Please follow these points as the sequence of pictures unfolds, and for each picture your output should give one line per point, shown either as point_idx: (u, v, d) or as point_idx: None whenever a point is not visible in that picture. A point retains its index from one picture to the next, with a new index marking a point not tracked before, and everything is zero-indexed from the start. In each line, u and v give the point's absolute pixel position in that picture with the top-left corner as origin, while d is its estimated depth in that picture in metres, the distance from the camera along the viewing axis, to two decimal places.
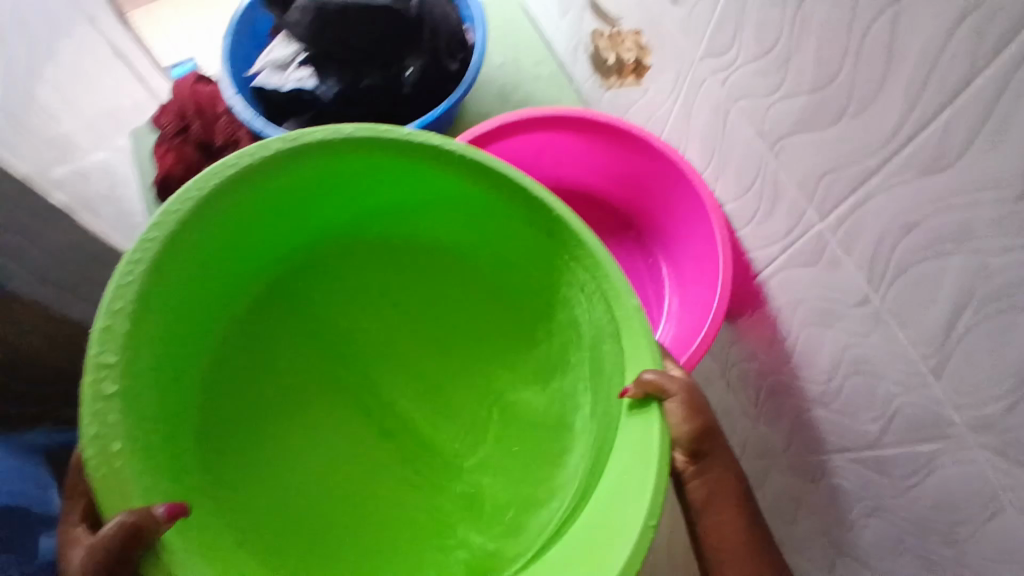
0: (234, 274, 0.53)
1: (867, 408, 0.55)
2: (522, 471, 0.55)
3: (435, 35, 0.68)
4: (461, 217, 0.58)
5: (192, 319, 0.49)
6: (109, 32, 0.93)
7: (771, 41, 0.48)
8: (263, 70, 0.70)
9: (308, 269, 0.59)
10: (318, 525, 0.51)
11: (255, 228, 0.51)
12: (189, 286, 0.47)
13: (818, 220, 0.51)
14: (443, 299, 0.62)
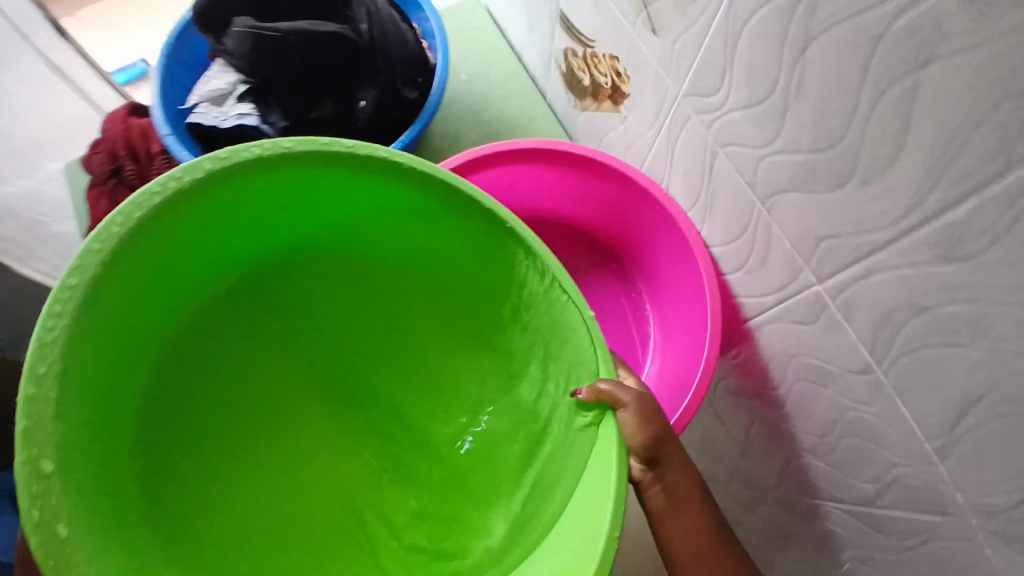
0: (169, 302, 0.51)
1: (864, 469, 0.53)
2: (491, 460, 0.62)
3: (390, 62, 0.61)
4: (409, 223, 0.57)
5: (125, 356, 0.48)
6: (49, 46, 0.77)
7: (763, 92, 0.43)
8: (199, 103, 0.62)
9: (256, 283, 0.60)
10: (300, 523, 0.58)
11: (189, 252, 0.50)
12: (118, 324, 0.46)
13: (816, 282, 0.47)
14: (403, 303, 0.65)
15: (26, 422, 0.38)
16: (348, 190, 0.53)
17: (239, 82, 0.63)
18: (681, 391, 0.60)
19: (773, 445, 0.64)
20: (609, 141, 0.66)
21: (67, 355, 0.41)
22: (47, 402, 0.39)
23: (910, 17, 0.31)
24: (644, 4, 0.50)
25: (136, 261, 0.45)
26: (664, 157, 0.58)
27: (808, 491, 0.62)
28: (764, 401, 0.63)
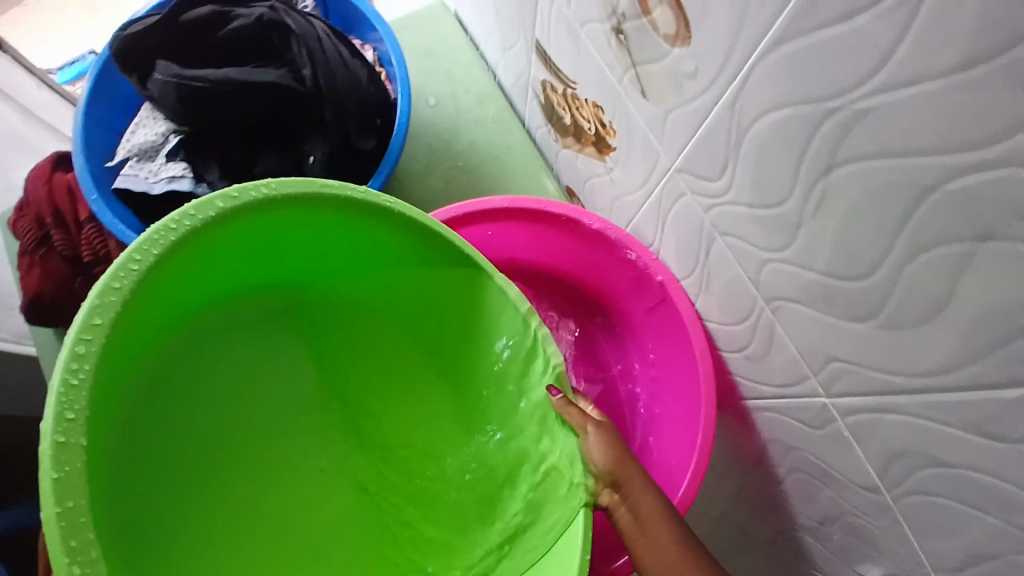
0: (146, 349, 0.38)
1: (865, 565, 0.49)
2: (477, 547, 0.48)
3: (340, 110, 0.52)
4: (400, 275, 0.47)
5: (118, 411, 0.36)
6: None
7: (773, 197, 0.36)
8: (129, 159, 0.55)
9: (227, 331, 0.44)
10: None
11: (177, 291, 0.38)
12: (110, 378, 0.35)
13: (823, 394, 0.42)
14: (384, 363, 0.51)
15: (59, 472, 0.30)
16: (343, 235, 0.44)
17: (171, 132, 0.54)
18: (668, 481, 0.53)
19: (763, 515, 0.60)
20: (593, 186, 0.58)
21: (94, 399, 0.32)
22: (80, 454, 0.31)
23: (973, 181, 0.25)
24: (632, 63, 0.42)
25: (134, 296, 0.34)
26: (654, 219, 0.51)
27: (800, 562, 0.59)
28: (753, 475, 0.58)
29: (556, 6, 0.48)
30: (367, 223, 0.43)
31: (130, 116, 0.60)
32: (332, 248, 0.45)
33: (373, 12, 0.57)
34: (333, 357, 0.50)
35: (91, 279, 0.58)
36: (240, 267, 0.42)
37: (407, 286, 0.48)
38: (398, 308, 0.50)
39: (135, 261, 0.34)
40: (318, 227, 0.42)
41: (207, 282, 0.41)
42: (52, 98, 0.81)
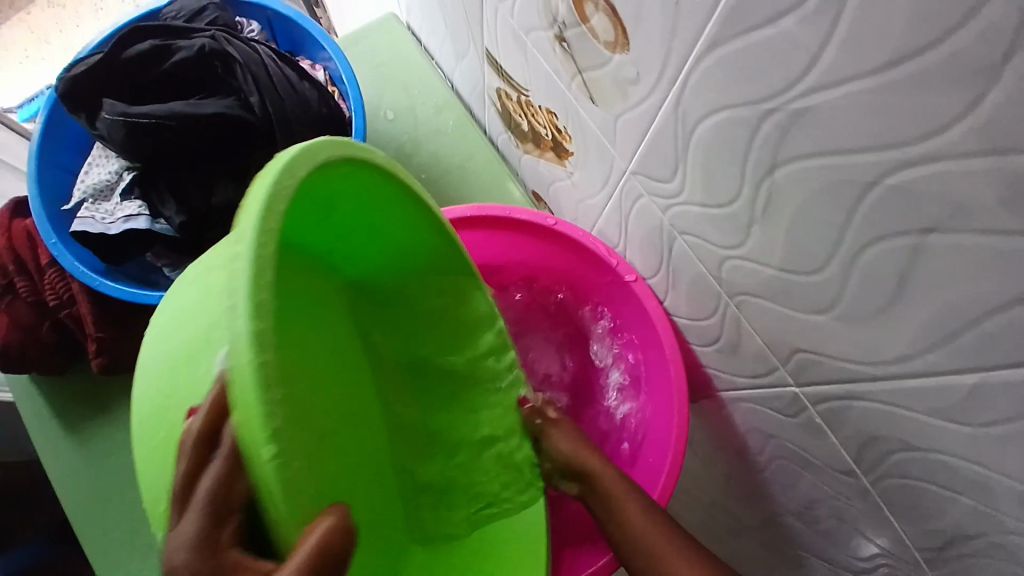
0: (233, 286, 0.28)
1: (852, 546, 0.50)
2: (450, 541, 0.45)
3: (290, 134, 0.52)
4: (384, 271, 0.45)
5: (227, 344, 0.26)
6: None
7: (726, 197, 0.36)
8: (84, 201, 0.54)
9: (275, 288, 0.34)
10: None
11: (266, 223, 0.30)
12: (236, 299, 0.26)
13: (793, 384, 0.42)
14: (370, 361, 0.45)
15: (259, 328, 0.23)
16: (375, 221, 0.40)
17: (125, 169, 0.55)
18: (646, 474, 0.53)
19: (751, 502, 0.60)
20: (557, 189, 0.58)
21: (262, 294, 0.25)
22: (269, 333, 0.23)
23: (910, 177, 0.25)
24: (578, 70, 0.41)
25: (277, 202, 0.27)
26: (617, 222, 0.51)
27: (790, 547, 0.59)
28: (737, 466, 0.59)
29: (500, 16, 0.47)
30: (402, 219, 0.41)
31: (81, 154, 0.59)
32: (352, 228, 0.40)
33: (319, 32, 0.57)
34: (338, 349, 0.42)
35: (58, 323, 0.57)
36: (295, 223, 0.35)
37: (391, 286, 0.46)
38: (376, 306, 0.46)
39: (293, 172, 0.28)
40: (361, 209, 0.38)
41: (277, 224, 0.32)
42: (12, 137, 0.80)
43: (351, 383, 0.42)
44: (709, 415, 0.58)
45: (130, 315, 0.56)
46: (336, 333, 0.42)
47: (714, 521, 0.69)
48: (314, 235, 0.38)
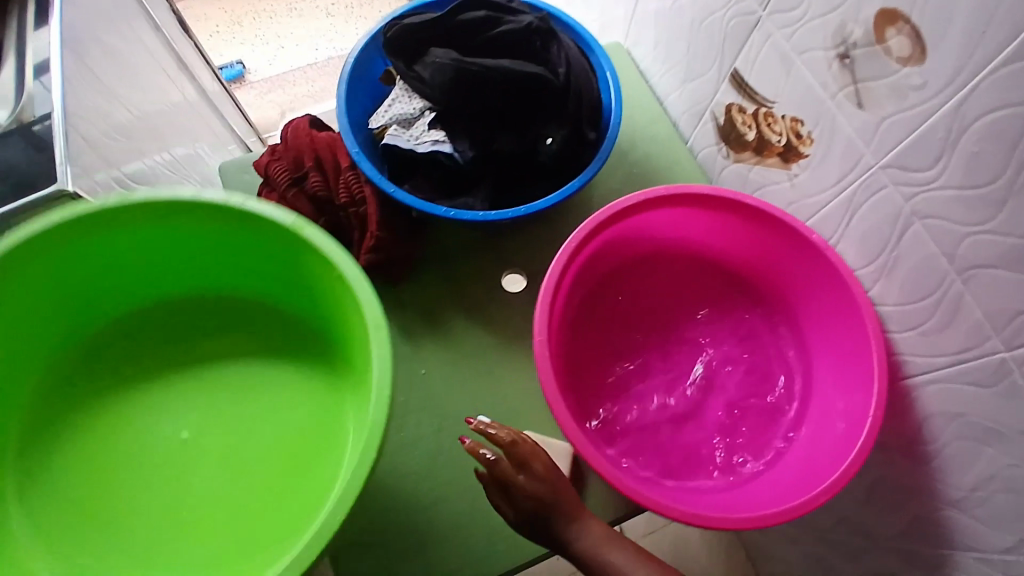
0: (111, 267, 0.60)
1: (1014, 522, 0.54)
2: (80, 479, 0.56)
3: (579, 104, 0.65)
4: (316, 294, 0.60)
5: (91, 255, 0.57)
6: (177, 46, 0.94)
7: (985, 178, 0.48)
8: (390, 125, 0.67)
9: (113, 254, 0.58)
10: (84, 498, 0.56)
11: (154, 225, 0.57)
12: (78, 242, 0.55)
13: (1004, 350, 0.51)
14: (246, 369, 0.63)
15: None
16: (267, 237, 0.57)
17: (426, 109, 0.67)
18: (812, 477, 0.58)
19: (900, 499, 0.66)
20: (766, 193, 0.70)
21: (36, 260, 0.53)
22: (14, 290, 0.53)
23: None
24: (854, 81, 0.54)
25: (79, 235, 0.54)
26: (841, 214, 0.61)
27: (939, 545, 0.63)
28: (898, 451, 0.64)
29: (771, 39, 0.61)
30: (281, 230, 0.55)
31: (372, 98, 0.73)
32: (211, 233, 0.59)
33: (588, 36, 0.69)
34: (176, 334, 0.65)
35: (335, 220, 0.67)
36: (143, 237, 0.58)
37: (323, 309, 0.62)
38: (314, 324, 0.64)
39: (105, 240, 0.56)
40: (202, 231, 0.59)
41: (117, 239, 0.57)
42: (223, 98, 1.08)
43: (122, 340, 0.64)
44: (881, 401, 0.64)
45: (400, 227, 0.67)
46: (227, 293, 0.66)
47: (853, 527, 0.75)
48: (136, 247, 0.59)
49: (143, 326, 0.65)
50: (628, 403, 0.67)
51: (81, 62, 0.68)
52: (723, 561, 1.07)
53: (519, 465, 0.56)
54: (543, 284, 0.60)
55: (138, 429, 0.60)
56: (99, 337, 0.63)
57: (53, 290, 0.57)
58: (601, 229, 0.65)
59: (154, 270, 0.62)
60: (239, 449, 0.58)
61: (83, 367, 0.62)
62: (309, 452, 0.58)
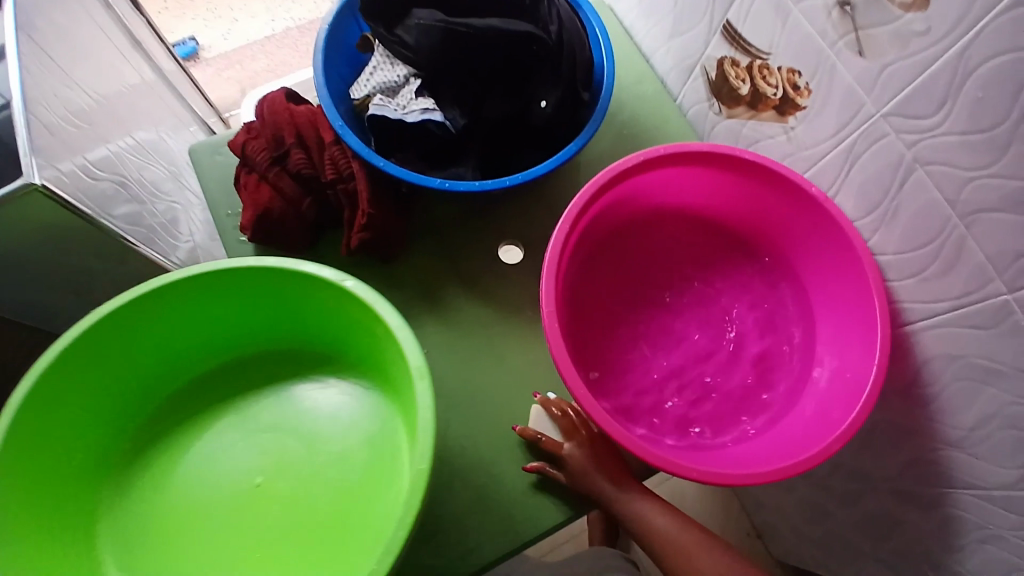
0: (164, 344, 0.65)
1: (1014, 457, 0.56)
2: (161, 546, 0.61)
3: (573, 64, 0.62)
4: (355, 335, 0.65)
5: (143, 337, 0.62)
6: (126, 20, 0.87)
7: (988, 122, 0.47)
8: (374, 94, 0.63)
9: (160, 336, 0.63)
10: (174, 554, 0.61)
11: (198, 298, 0.62)
12: (126, 329, 0.59)
13: (1006, 291, 0.51)
14: (297, 414, 0.68)
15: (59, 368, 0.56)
16: (307, 291, 0.62)
17: (411, 75, 0.63)
18: (820, 427, 0.58)
19: (899, 442, 0.68)
20: (760, 147, 0.70)
21: (98, 345, 0.58)
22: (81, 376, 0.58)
23: None
24: (855, 28, 0.53)
25: (133, 319, 0.59)
26: (839, 165, 0.62)
27: (939, 483, 0.65)
28: (897, 396, 0.65)
29: None
30: (318, 282, 0.59)
31: (349, 68, 0.69)
32: (249, 298, 0.64)
33: None
34: (230, 398, 0.69)
35: (322, 199, 0.64)
36: (190, 313, 0.63)
37: (366, 350, 0.66)
38: (357, 363, 0.69)
39: (157, 321, 0.61)
40: (242, 294, 0.63)
41: (164, 320, 0.62)
42: (179, 75, 1.01)
43: (183, 412, 0.68)
44: None
45: (389, 203, 0.64)
46: (266, 352, 0.71)
47: (850, 471, 0.77)
48: (181, 324, 0.64)
49: (197, 398, 0.69)
50: (633, 368, 0.67)
51: (34, 42, 0.63)
52: (719, 512, 1.10)
53: (576, 445, 0.62)
54: (547, 253, 0.59)
55: (207, 484, 0.64)
56: (159, 415, 0.68)
57: (115, 376, 0.62)
58: (599, 192, 0.63)
59: (199, 342, 0.67)
60: (306, 500, 0.62)
61: (152, 440, 0.67)
62: (376, 487, 0.62)
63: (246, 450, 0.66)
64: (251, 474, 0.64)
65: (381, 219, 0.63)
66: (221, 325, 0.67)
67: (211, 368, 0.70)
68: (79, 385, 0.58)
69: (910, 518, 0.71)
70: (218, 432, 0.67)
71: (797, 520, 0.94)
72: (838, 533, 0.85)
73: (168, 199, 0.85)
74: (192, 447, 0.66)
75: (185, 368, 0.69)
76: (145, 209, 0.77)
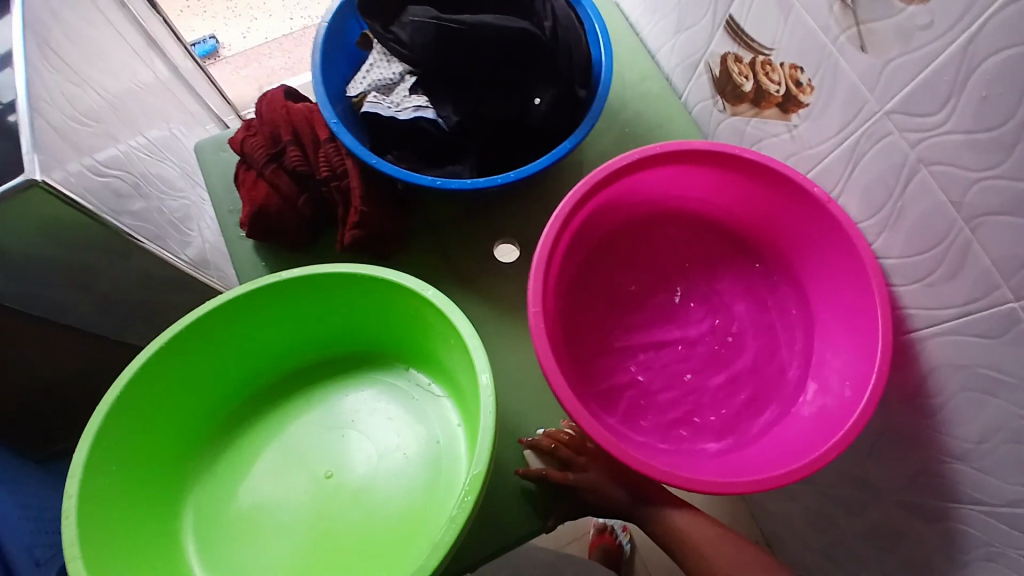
0: (244, 346, 0.72)
1: (1021, 472, 0.53)
2: (232, 531, 0.67)
3: (568, 61, 0.62)
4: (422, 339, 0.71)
5: (225, 338, 0.69)
6: (141, 20, 0.90)
7: (994, 121, 0.45)
8: (369, 92, 0.64)
9: (241, 338, 0.70)
10: (244, 540, 0.67)
11: (275, 303, 0.69)
12: (212, 330, 0.67)
13: (1013, 299, 0.49)
14: (359, 414, 0.74)
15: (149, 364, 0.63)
16: (373, 296, 0.68)
17: (407, 74, 0.64)
18: (813, 437, 0.56)
19: (903, 453, 0.65)
20: (764, 146, 0.68)
21: (185, 344, 0.65)
22: (169, 370, 0.66)
23: None
24: (856, 23, 0.51)
25: (216, 321, 0.66)
26: (842, 166, 0.60)
27: (944, 497, 0.62)
28: (902, 406, 0.63)
29: None
30: (386, 288, 0.66)
31: (350, 65, 0.70)
32: (322, 304, 0.70)
33: None
34: (300, 398, 0.76)
35: (318, 196, 0.65)
36: (269, 317, 0.70)
37: (431, 354, 0.72)
38: (419, 366, 0.75)
39: (237, 324, 0.68)
40: (313, 300, 0.70)
41: (245, 323, 0.69)
42: (197, 76, 1.03)
43: (255, 410, 0.75)
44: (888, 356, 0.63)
45: (383, 199, 0.64)
46: (334, 356, 0.78)
47: (855, 480, 0.74)
48: (260, 328, 0.71)
49: (270, 397, 0.76)
50: (627, 371, 0.66)
51: (45, 45, 0.65)
52: (725, 517, 1.08)
53: (580, 471, 0.61)
54: (536, 254, 0.58)
55: (274, 477, 0.70)
56: (236, 412, 0.74)
57: (200, 373, 0.69)
58: (593, 191, 0.62)
59: (274, 345, 0.74)
60: (374, 497, 0.68)
61: (228, 434, 0.73)
62: (435, 483, 0.68)
63: (311, 446, 0.72)
64: (315, 468, 0.70)
65: (372, 217, 0.63)
66: (296, 330, 0.73)
67: (282, 370, 0.77)
68: (168, 379, 0.66)
69: (915, 531, 0.68)
70: (288, 430, 0.74)
71: (802, 528, 0.92)
72: (843, 543, 0.83)
73: (179, 197, 0.87)
74: (263, 442, 0.73)
75: (260, 371, 0.75)
76: (155, 206, 0.79)
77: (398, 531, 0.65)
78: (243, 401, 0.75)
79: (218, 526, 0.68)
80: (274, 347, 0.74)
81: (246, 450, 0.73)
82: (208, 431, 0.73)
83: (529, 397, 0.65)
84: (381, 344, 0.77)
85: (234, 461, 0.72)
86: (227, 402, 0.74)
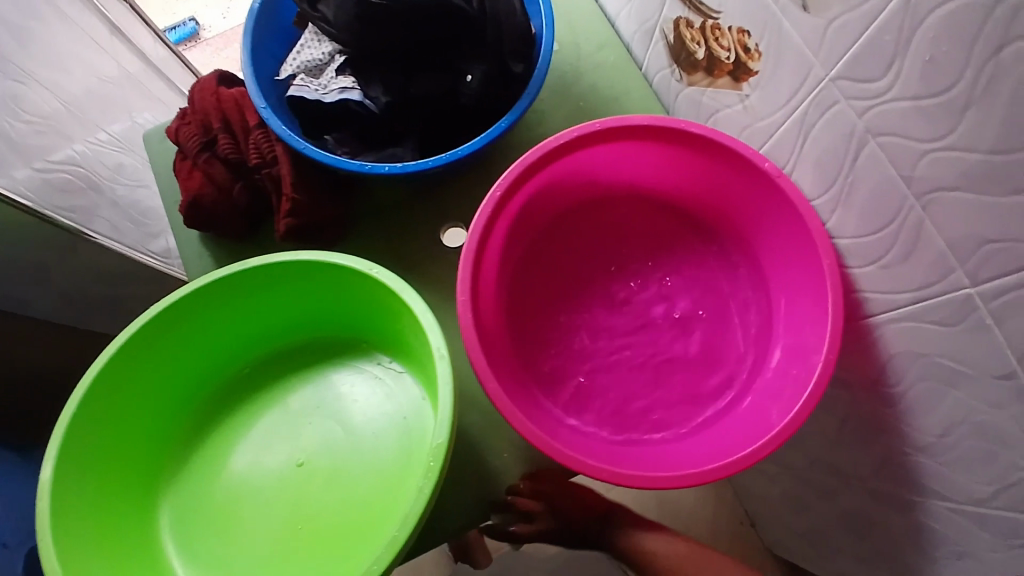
0: (210, 335, 0.71)
1: (984, 469, 0.49)
2: (209, 519, 0.68)
3: (499, 34, 0.58)
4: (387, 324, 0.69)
5: (189, 329, 0.68)
6: None
7: (940, 85, 0.40)
8: (298, 74, 0.62)
9: (206, 329, 0.70)
10: (221, 528, 0.68)
11: (237, 292, 0.68)
12: (174, 322, 0.66)
13: (969, 284, 0.43)
14: (329, 400, 0.73)
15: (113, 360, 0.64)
16: (332, 282, 0.67)
17: (336, 53, 0.62)
18: (756, 432, 0.53)
19: (871, 442, 0.61)
20: (720, 118, 0.64)
21: (147, 338, 0.65)
22: (134, 365, 0.66)
23: None
24: None
25: (176, 314, 0.66)
26: (794, 138, 0.55)
27: (912, 489, 0.58)
28: (866, 394, 0.59)
29: None
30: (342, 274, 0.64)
31: (287, 46, 0.68)
32: (284, 291, 0.69)
33: None
34: (272, 385, 0.75)
35: (253, 184, 0.64)
36: (232, 307, 0.69)
37: (396, 338, 0.70)
38: (388, 350, 0.73)
39: (200, 315, 0.68)
40: (274, 287, 0.69)
41: (207, 313, 0.68)
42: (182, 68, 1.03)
43: (228, 398, 0.75)
44: (850, 341, 0.58)
45: (317, 185, 0.63)
46: (304, 341, 0.77)
47: (827, 468, 0.71)
48: (225, 317, 0.70)
49: (243, 384, 0.76)
50: (574, 358, 0.64)
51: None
52: (711, 499, 1.05)
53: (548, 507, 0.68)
54: (466, 241, 0.56)
55: (248, 465, 0.71)
56: (209, 401, 0.74)
57: (168, 365, 0.69)
58: (529, 172, 0.58)
59: (242, 333, 0.73)
60: (345, 485, 0.67)
61: (203, 423, 0.74)
62: (402, 469, 0.67)
63: (283, 434, 0.72)
64: (287, 456, 0.70)
65: (307, 203, 0.62)
66: (261, 318, 0.72)
67: (254, 357, 0.76)
68: (134, 374, 0.66)
69: (887, 523, 0.64)
70: (260, 418, 0.73)
71: (784, 513, 0.88)
72: (821, 531, 0.79)
73: (138, 189, 0.92)
74: (237, 431, 0.73)
75: (231, 359, 0.75)
76: (104, 203, 0.85)
77: (365, 518, 0.65)
78: (215, 390, 0.75)
79: (196, 515, 0.69)
80: (241, 337, 0.73)
81: (222, 440, 0.73)
82: (184, 421, 0.73)
83: (471, 388, 0.63)
84: (347, 329, 0.75)
85: (210, 451, 0.72)
86: (200, 391, 0.74)
